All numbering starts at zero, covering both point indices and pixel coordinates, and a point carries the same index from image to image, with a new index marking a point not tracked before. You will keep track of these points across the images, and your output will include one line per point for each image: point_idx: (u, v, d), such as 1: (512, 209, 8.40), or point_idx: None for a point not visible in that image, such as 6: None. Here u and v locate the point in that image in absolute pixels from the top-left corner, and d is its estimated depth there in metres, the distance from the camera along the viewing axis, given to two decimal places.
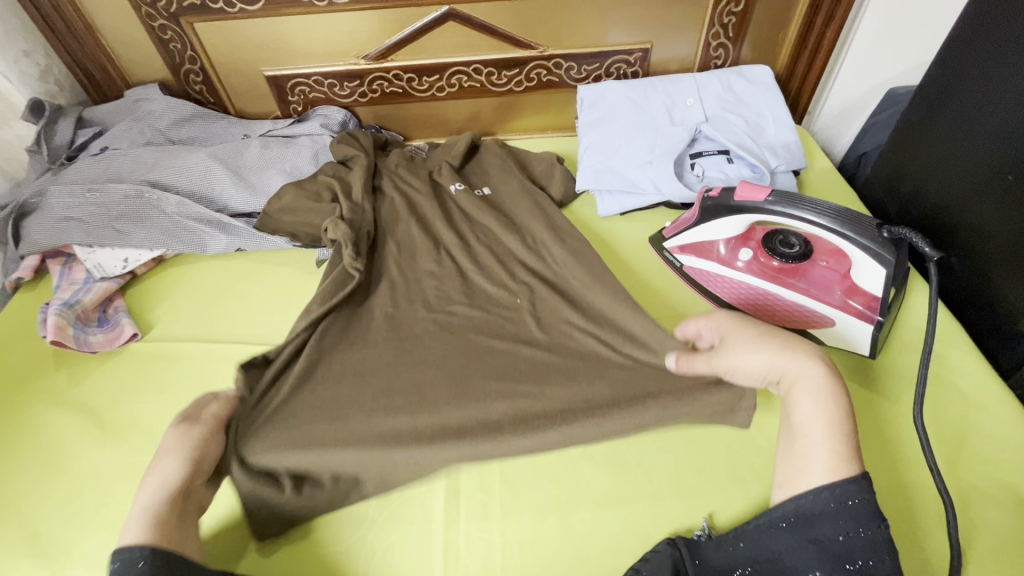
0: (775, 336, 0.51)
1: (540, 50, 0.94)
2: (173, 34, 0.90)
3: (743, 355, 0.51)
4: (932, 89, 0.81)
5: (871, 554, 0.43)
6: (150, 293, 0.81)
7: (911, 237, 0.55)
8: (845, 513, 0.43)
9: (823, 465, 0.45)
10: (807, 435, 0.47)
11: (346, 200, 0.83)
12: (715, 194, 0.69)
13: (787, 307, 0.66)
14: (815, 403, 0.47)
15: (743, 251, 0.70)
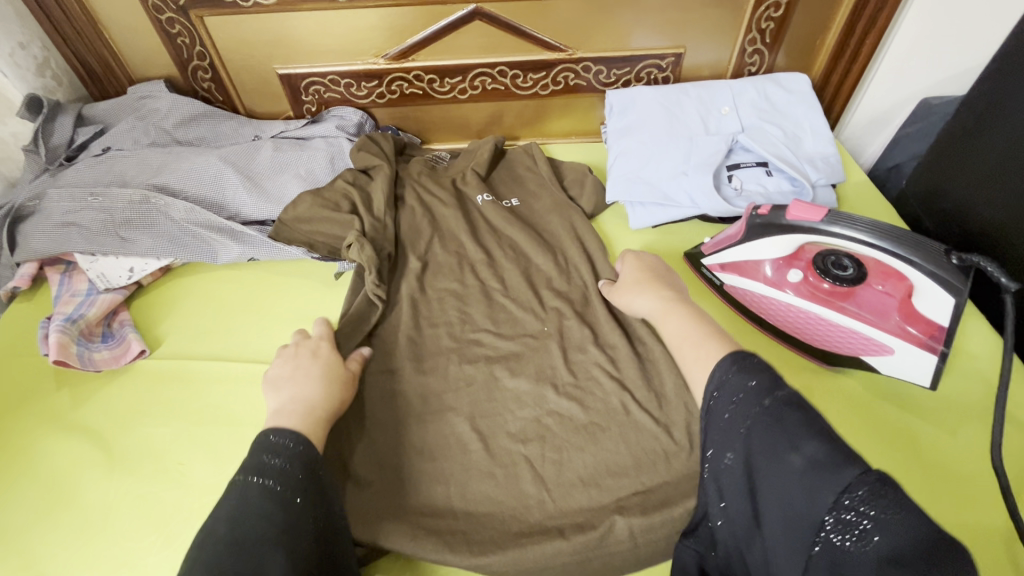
0: (658, 280, 0.62)
1: (570, 52, 0.90)
2: (181, 28, 0.85)
3: (630, 290, 0.63)
4: (978, 103, 0.78)
5: (763, 399, 0.39)
6: (157, 305, 0.77)
7: (983, 264, 0.51)
8: (727, 385, 0.41)
9: (695, 350, 0.50)
10: (678, 341, 0.52)
11: (368, 214, 0.79)
12: (763, 212, 0.65)
13: (839, 332, 0.63)
14: (667, 315, 0.56)
15: (791, 272, 0.66)
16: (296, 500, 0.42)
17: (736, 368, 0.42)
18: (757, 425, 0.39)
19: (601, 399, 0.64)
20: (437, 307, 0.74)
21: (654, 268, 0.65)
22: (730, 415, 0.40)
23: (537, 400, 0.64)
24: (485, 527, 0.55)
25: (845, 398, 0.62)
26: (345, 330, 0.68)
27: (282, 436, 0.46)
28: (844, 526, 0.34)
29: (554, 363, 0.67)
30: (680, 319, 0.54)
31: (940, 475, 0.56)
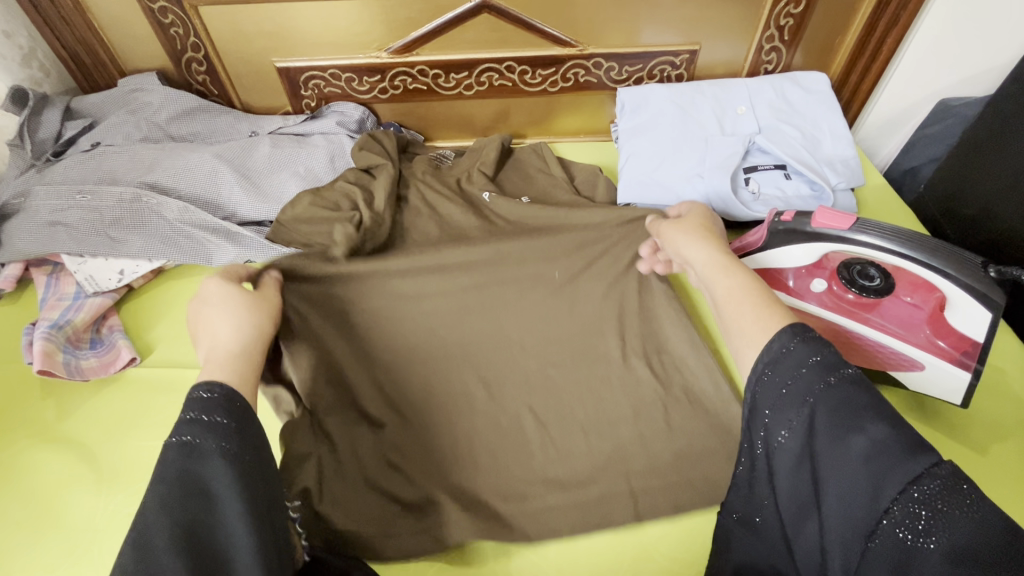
0: (711, 234, 0.52)
1: (581, 48, 0.86)
2: (174, 18, 0.81)
3: (677, 236, 0.53)
4: (1007, 105, 0.75)
5: (831, 376, 0.34)
6: (149, 310, 0.73)
7: None
8: (788, 357, 0.36)
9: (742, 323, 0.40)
10: (728, 306, 0.43)
11: (366, 207, 0.76)
12: (788, 218, 0.62)
13: (864, 346, 0.60)
14: (723, 275, 0.45)
15: (815, 282, 0.63)
16: (238, 457, 0.36)
17: (802, 339, 0.36)
18: (820, 403, 0.33)
19: (615, 412, 0.61)
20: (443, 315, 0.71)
21: (716, 228, 0.54)
22: (786, 390, 0.35)
23: (548, 414, 0.61)
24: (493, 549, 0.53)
25: None
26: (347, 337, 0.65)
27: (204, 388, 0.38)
28: (910, 519, 0.29)
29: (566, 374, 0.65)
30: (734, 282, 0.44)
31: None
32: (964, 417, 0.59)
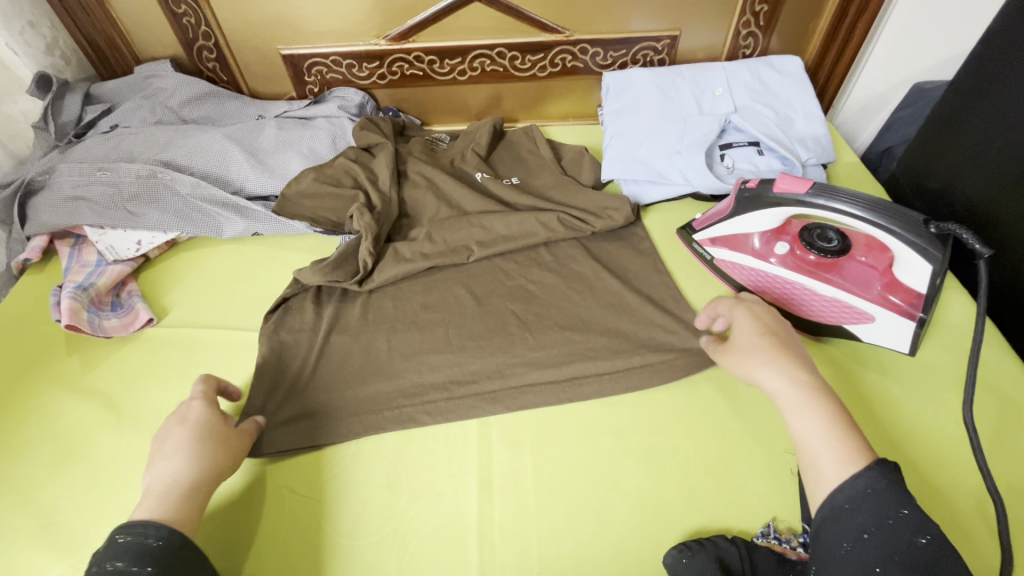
0: (786, 354, 0.52)
1: (567, 34, 0.91)
2: (186, 8, 0.86)
3: (764, 367, 0.52)
4: (967, 85, 0.79)
5: (918, 533, 0.40)
6: (164, 277, 0.79)
7: (959, 232, 0.54)
8: (873, 502, 0.42)
9: (828, 457, 0.45)
10: (812, 447, 0.46)
11: (373, 186, 0.82)
12: (752, 185, 0.67)
13: (822, 302, 0.66)
14: (809, 400, 0.48)
15: (778, 245, 0.69)
16: None
17: (884, 489, 0.42)
18: (903, 558, 0.39)
19: (592, 366, 0.66)
20: (436, 282, 0.76)
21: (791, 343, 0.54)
22: (868, 534, 0.40)
23: (531, 368, 0.67)
24: (477, 482, 0.58)
25: (825, 363, 0.65)
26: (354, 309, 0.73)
27: (152, 533, 0.45)
28: None
29: (548, 333, 0.70)
30: (819, 415, 0.47)
31: (915, 437, 0.59)
32: (914, 366, 0.64)
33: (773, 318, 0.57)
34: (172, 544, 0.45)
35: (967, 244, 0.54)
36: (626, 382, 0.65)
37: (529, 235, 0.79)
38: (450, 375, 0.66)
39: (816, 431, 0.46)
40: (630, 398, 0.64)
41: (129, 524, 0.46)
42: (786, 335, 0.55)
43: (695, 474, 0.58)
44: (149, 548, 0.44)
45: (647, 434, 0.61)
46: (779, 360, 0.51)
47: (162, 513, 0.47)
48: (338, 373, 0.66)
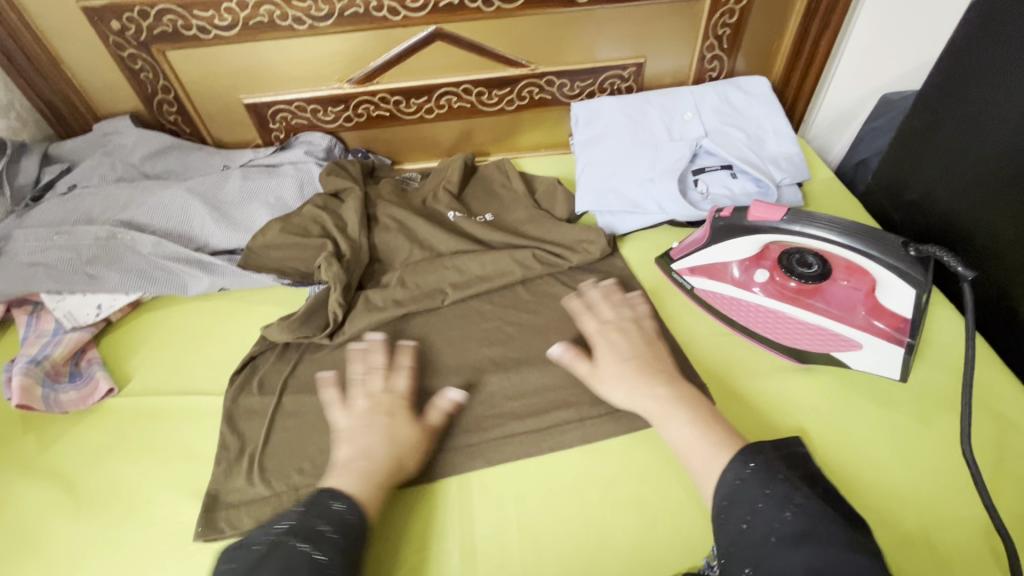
0: (636, 370, 0.60)
1: (532, 68, 0.91)
2: (143, 64, 0.84)
3: (615, 387, 0.59)
4: (932, 97, 0.79)
5: (783, 508, 0.43)
6: (127, 340, 0.76)
7: (943, 256, 0.53)
8: (746, 490, 0.46)
9: (705, 457, 0.51)
10: (686, 451, 0.53)
11: (341, 233, 0.80)
12: (727, 214, 0.65)
13: (806, 329, 0.65)
14: (672, 413, 0.55)
15: (758, 272, 0.68)
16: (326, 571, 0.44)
17: (750, 473, 0.47)
18: (778, 535, 0.42)
19: (575, 411, 0.63)
20: (410, 330, 0.74)
21: (641, 354, 0.62)
22: (749, 523, 0.44)
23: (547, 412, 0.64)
24: (460, 547, 0.55)
25: (815, 394, 0.62)
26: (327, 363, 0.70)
27: (340, 503, 0.50)
28: None
29: (527, 377, 0.67)
30: (684, 422, 0.54)
31: (914, 465, 0.56)
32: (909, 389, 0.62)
33: (634, 337, 0.64)
34: (349, 520, 0.49)
35: (950, 267, 0.52)
36: (611, 427, 0.62)
37: (504, 272, 0.78)
38: None
39: (687, 437, 0.53)
40: (615, 441, 0.62)
41: (338, 491, 0.51)
42: (645, 351, 0.62)
43: (686, 523, 0.55)
44: (342, 515, 0.49)
45: (636, 481, 0.58)
46: (639, 384, 0.58)
47: (357, 488, 0.52)
48: (309, 436, 0.63)
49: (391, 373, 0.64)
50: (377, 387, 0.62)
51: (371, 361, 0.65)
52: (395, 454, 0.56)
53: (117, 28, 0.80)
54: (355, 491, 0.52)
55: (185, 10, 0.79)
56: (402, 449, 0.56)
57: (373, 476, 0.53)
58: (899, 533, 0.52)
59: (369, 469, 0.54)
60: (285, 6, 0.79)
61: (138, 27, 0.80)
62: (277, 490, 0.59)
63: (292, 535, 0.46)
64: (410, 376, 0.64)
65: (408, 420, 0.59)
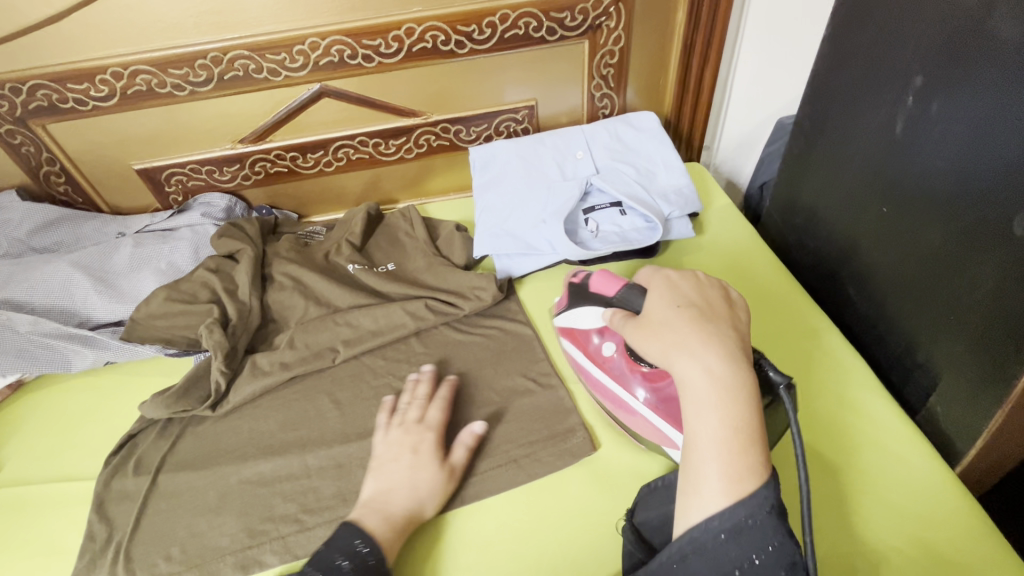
0: (703, 332, 0.50)
1: (424, 117, 0.92)
2: (23, 138, 0.83)
3: (677, 346, 0.50)
4: (805, 125, 0.80)
5: (779, 569, 0.42)
6: (3, 427, 0.72)
7: (763, 362, 0.52)
8: (749, 538, 0.42)
9: (718, 468, 0.44)
10: (704, 451, 0.45)
11: (229, 297, 0.78)
12: (579, 279, 0.70)
13: (642, 421, 0.60)
14: (715, 399, 0.46)
15: (610, 344, 0.64)
16: None
17: (763, 519, 0.42)
18: None
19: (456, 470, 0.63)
20: (298, 394, 0.72)
21: (710, 316, 0.52)
22: (741, 574, 0.42)
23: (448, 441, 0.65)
24: None
25: None
26: (210, 436, 0.68)
27: (362, 543, 0.53)
28: None
29: None
30: (721, 417, 0.46)
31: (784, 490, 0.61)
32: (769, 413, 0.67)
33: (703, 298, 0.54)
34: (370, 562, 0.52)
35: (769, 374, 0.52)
36: (490, 483, 0.62)
37: (398, 323, 0.77)
38: (303, 503, 0.61)
39: (714, 436, 0.45)
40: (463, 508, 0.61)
41: (366, 533, 0.54)
42: (714, 315, 0.52)
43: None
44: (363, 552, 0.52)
45: (517, 542, 0.57)
46: (688, 346, 0.49)
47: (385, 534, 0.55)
48: (182, 518, 0.61)
49: (409, 406, 0.66)
50: (411, 419, 0.64)
51: (417, 393, 0.67)
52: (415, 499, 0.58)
53: None
54: (378, 536, 0.54)
55: (58, 84, 0.78)
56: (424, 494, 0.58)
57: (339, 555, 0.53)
58: None
59: (391, 512, 0.56)
60: (161, 74, 0.79)
61: (12, 103, 0.79)
62: None
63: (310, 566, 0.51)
64: (444, 407, 0.66)
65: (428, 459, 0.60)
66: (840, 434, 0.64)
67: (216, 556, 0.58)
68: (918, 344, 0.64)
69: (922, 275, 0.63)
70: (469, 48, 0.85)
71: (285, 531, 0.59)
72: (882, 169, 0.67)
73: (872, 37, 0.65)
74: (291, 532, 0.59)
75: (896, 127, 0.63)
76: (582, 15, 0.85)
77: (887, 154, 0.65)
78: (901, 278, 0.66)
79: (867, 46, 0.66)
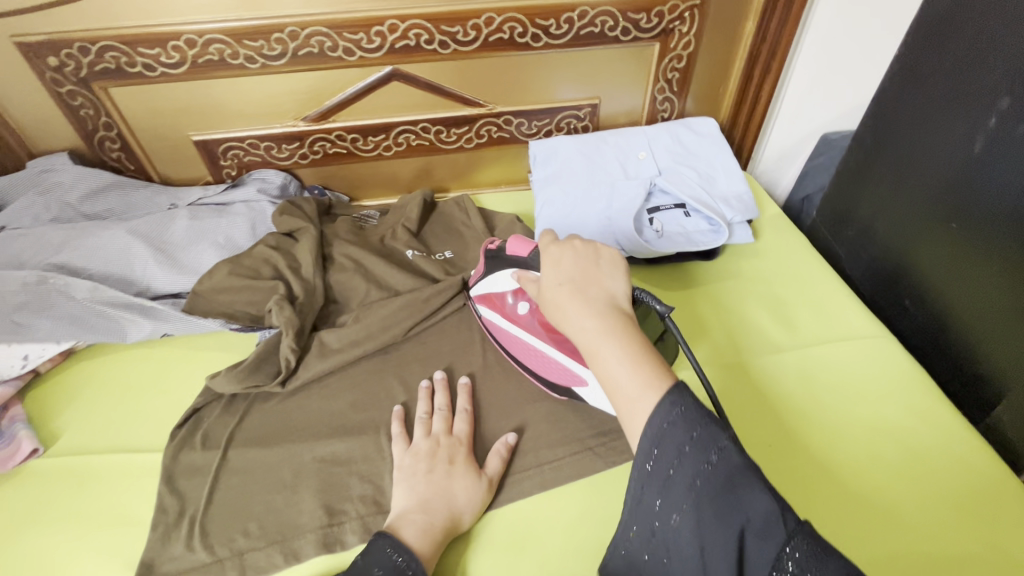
0: (575, 289, 0.50)
1: (489, 107, 0.92)
2: (83, 100, 0.81)
3: (559, 309, 0.49)
4: (868, 139, 0.83)
5: (710, 451, 0.40)
6: (57, 395, 0.70)
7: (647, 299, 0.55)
8: (672, 435, 0.41)
9: (629, 393, 0.44)
10: (612, 389, 0.45)
11: (293, 274, 0.78)
12: (494, 244, 0.68)
13: (556, 366, 0.64)
14: (602, 341, 0.46)
15: (523, 302, 0.67)
16: None
17: (677, 414, 0.41)
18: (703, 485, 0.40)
19: (534, 456, 0.63)
20: (365, 375, 0.71)
21: (581, 271, 0.51)
22: (689, 475, 0.40)
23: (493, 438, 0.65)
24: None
25: (768, 426, 0.67)
26: (278, 413, 0.67)
27: (399, 551, 0.50)
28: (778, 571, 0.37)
29: (487, 422, 0.66)
30: (615, 350, 0.46)
31: (860, 488, 0.61)
32: (828, 411, 0.68)
33: (573, 255, 0.52)
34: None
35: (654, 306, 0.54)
36: (569, 470, 0.62)
37: (464, 312, 0.79)
38: (380, 484, 0.61)
39: (611, 375, 0.45)
40: (538, 496, 0.60)
41: (401, 543, 0.51)
42: (589, 268, 0.51)
43: None
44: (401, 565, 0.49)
45: (601, 531, 0.58)
46: (566, 309, 0.49)
47: (426, 545, 0.53)
48: (257, 495, 0.60)
49: (430, 417, 0.65)
50: (437, 432, 0.63)
51: (434, 402, 0.66)
52: (456, 507, 0.56)
53: (54, 65, 0.77)
54: (413, 549, 0.52)
55: (129, 48, 0.77)
56: (460, 506, 0.57)
57: (431, 535, 0.53)
58: (840, 541, 0.57)
59: (426, 523, 0.54)
60: (236, 45, 0.78)
61: (78, 63, 0.77)
62: (219, 556, 0.55)
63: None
64: (469, 419, 0.65)
65: (464, 467, 0.59)
66: (909, 439, 0.65)
67: (295, 533, 0.57)
68: (984, 354, 0.67)
69: (993, 288, 0.65)
70: (544, 42, 0.86)
71: (365, 512, 0.58)
72: (955, 184, 0.69)
73: (954, 59, 0.68)
74: (372, 512, 0.58)
75: (975, 146, 0.66)
76: (657, 18, 0.86)
77: (964, 170, 0.68)
78: (970, 290, 0.68)
79: (949, 67, 0.68)
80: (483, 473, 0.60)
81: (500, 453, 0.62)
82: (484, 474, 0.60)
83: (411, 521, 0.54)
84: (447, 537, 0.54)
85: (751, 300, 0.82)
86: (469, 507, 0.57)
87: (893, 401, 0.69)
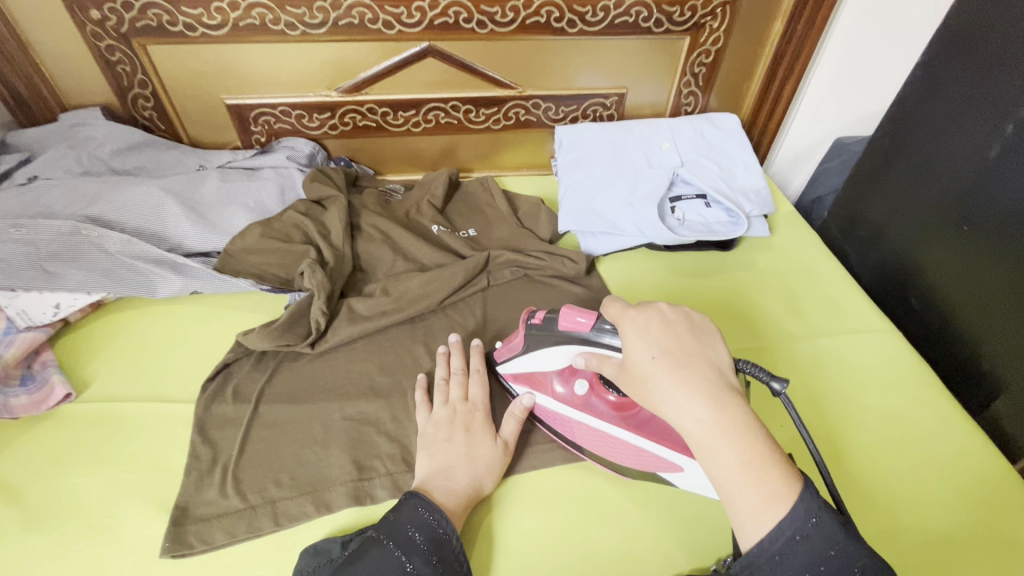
0: (681, 374, 0.45)
1: (519, 90, 0.94)
2: (121, 56, 0.82)
3: (664, 397, 0.45)
4: (885, 143, 0.86)
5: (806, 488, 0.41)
6: (87, 344, 0.71)
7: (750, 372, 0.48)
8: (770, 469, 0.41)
9: (751, 502, 0.42)
10: (728, 492, 0.43)
11: (323, 240, 0.79)
12: (538, 319, 0.61)
13: (631, 451, 0.60)
14: (719, 440, 0.43)
15: (577, 383, 0.63)
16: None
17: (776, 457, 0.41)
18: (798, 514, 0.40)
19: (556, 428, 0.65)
20: (392, 341, 0.73)
21: (680, 348, 0.47)
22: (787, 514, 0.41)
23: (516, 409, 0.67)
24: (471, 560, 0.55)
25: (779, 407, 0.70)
26: (307, 372, 0.69)
27: (429, 510, 0.52)
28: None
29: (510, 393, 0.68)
30: (732, 450, 0.43)
31: (874, 473, 0.64)
32: (836, 398, 0.71)
33: (665, 326, 0.49)
34: (438, 532, 0.51)
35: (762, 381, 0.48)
36: None
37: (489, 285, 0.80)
38: (407, 445, 0.63)
39: (728, 477, 0.43)
40: (560, 467, 0.63)
41: (432, 503, 0.53)
42: (684, 342, 0.48)
43: (668, 529, 0.58)
44: (429, 521, 0.51)
45: (620, 499, 0.60)
46: (672, 398, 0.45)
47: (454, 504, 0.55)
48: (287, 450, 0.61)
49: (448, 382, 0.66)
50: (455, 398, 0.64)
51: (451, 366, 0.67)
52: (482, 470, 0.58)
53: (96, 17, 0.77)
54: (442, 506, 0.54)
55: (172, 6, 0.77)
56: (486, 469, 0.59)
57: (459, 494, 0.55)
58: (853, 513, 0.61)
59: (454, 483, 0.56)
60: (278, 10, 0.79)
61: (120, 18, 0.78)
62: (252, 503, 0.57)
63: (383, 535, 0.50)
64: (482, 383, 0.66)
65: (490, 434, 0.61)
66: (914, 427, 0.68)
67: (326, 487, 0.58)
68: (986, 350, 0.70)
69: (1001, 288, 0.68)
70: (579, 28, 0.88)
71: (393, 471, 0.60)
72: (970, 188, 0.72)
73: (974, 70, 0.71)
74: (399, 471, 0.60)
75: (991, 153, 0.69)
76: (690, 12, 0.88)
77: (979, 175, 0.71)
78: (978, 290, 0.71)
79: (966, 77, 0.72)
80: (499, 437, 0.61)
81: (518, 420, 0.63)
82: (500, 438, 0.61)
83: (440, 482, 0.56)
84: (473, 499, 0.57)
85: (766, 292, 0.85)
86: (492, 474, 0.59)
87: (897, 391, 0.72)
